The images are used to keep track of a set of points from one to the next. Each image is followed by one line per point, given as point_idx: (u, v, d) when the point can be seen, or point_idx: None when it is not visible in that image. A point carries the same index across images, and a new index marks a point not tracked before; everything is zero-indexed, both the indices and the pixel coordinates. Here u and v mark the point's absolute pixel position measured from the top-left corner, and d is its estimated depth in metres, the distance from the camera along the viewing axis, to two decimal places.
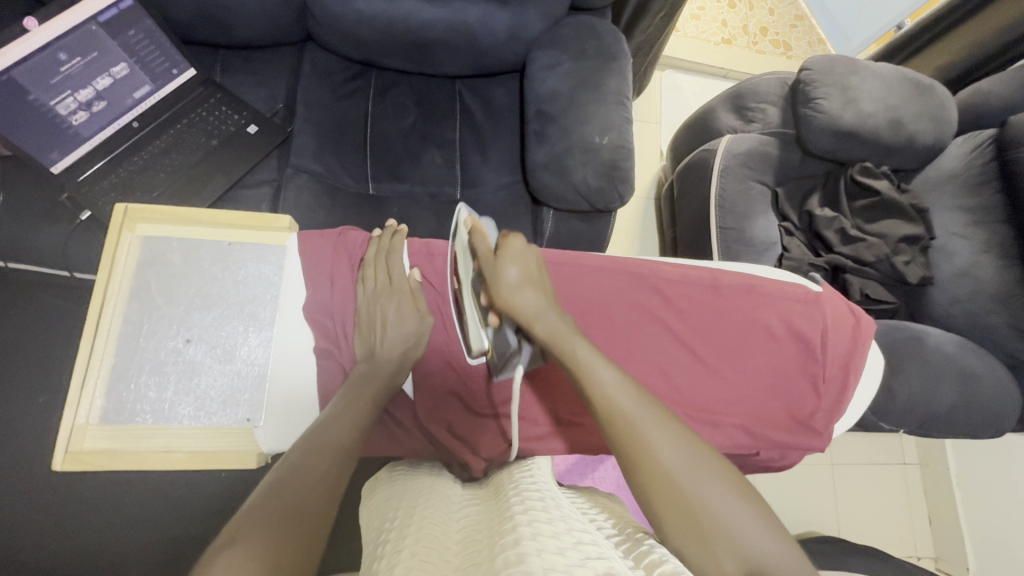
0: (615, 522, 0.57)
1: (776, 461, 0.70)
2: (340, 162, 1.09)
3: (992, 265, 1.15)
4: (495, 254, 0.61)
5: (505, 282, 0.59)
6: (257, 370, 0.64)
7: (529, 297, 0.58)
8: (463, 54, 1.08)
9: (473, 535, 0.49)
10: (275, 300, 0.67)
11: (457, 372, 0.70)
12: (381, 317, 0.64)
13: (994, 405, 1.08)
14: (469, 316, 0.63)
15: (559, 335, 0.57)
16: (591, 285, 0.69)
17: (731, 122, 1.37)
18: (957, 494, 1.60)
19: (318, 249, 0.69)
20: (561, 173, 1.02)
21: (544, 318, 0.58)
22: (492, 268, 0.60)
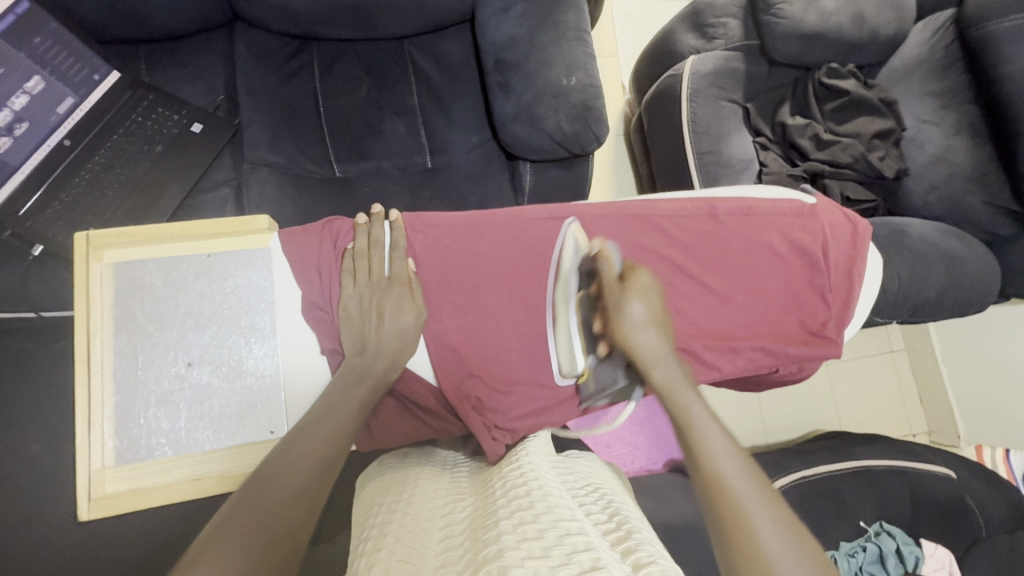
0: (605, 505, 0.61)
1: (796, 374, 0.71)
2: (299, 148, 1.03)
3: (965, 147, 1.18)
4: (620, 284, 0.57)
5: (626, 319, 0.56)
6: (269, 381, 0.62)
7: (649, 339, 0.56)
8: (408, 11, 1.01)
9: (454, 536, 0.53)
10: (271, 307, 0.63)
11: (461, 355, 0.62)
12: (376, 307, 0.58)
13: (978, 282, 1.13)
14: (568, 327, 0.62)
15: (675, 386, 0.55)
16: (595, 235, 0.66)
17: (692, 42, 1.32)
18: (944, 369, 1.70)
19: (303, 245, 0.63)
20: (533, 122, 0.98)
21: (662, 364, 0.55)
22: (617, 299, 0.56)
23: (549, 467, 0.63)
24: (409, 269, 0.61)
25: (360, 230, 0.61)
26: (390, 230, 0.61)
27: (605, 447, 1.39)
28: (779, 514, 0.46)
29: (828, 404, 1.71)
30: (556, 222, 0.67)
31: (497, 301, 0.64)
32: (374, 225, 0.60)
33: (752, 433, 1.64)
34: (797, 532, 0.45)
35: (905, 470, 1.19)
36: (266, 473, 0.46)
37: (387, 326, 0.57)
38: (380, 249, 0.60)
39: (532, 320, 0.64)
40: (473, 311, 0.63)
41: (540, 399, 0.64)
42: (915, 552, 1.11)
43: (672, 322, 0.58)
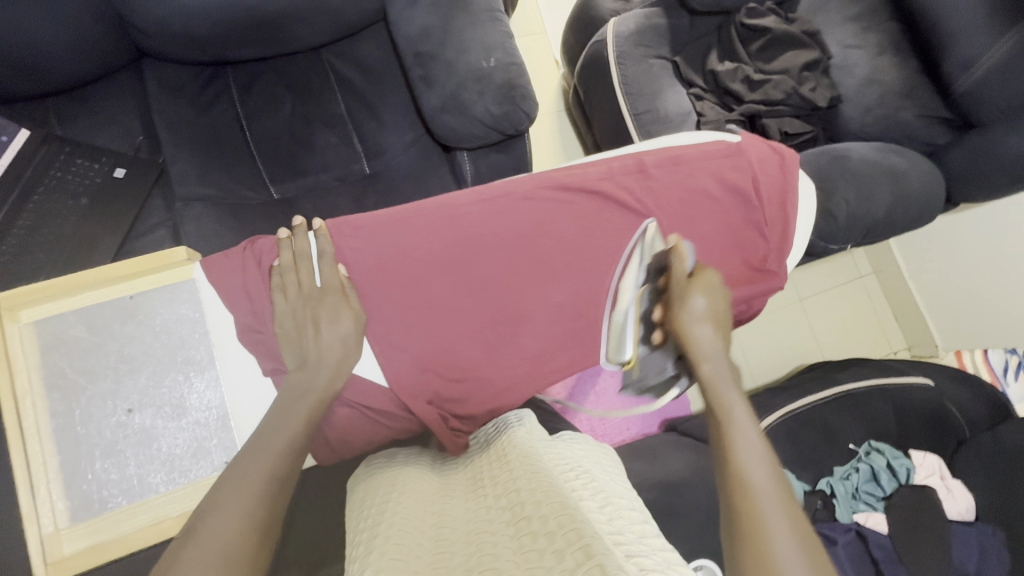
0: (589, 483, 0.63)
1: (747, 312, 0.72)
2: (230, 176, 1.01)
3: (891, 65, 1.22)
4: (687, 279, 0.61)
5: (689, 310, 0.59)
6: (215, 412, 0.63)
7: (707, 333, 0.58)
8: (317, 21, 1.00)
9: (445, 532, 0.55)
10: (204, 339, 0.64)
11: (409, 351, 0.60)
12: (312, 311, 0.57)
13: (924, 194, 1.15)
14: (623, 319, 0.64)
15: (722, 384, 0.57)
16: (528, 209, 0.65)
17: (612, 4, 1.34)
18: (912, 284, 1.74)
19: (226, 270, 0.62)
20: (461, 110, 0.97)
21: (715, 359, 0.58)
22: (682, 290, 0.60)
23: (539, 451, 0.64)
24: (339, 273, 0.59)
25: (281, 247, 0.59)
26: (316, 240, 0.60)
27: (598, 419, 1.43)
28: (795, 530, 0.47)
29: (808, 339, 1.74)
30: (483, 202, 0.64)
31: (438, 294, 0.61)
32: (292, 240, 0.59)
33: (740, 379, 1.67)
34: (810, 550, 0.45)
35: (884, 388, 1.22)
36: (222, 494, 0.47)
37: (325, 329, 0.56)
38: (309, 260, 0.59)
39: (477, 308, 0.62)
40: (416, 308, 0.60)
41: (496, 381, 0.62)
42: (906, 463, 1.13)
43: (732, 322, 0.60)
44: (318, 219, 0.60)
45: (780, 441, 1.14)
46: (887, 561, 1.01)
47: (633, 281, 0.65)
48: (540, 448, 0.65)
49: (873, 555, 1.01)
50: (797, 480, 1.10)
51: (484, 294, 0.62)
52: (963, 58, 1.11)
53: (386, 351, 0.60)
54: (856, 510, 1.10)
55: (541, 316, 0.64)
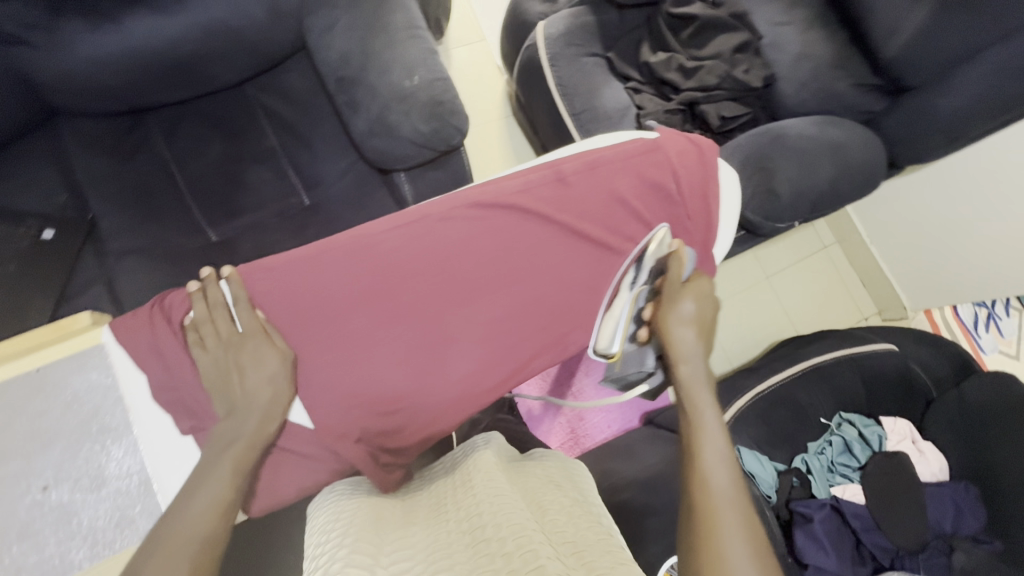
0: (551, 502, 0.63)
1: None
2: (163, 225, 0.99)
3: (817, 40, 1.22)
4: (681, 284, 0.68)
5: (678, 312, 0.66)
6: (136, 479, 0.62)
7: (690, 336, 0.65)
8: (236, 59, 1.02)
9: (407, 562, 0.52)
10: (121, 404, 0.63)
11: (335, 389, 0.60)
12: (234, 357, 0.57)
13: (865, 162, 1.15)
14: (618, 311, 0.67)
15: (698, 385, 0.63)
16: (444, 232, 0.64)
17: (539, 7, 1.33)
18: (873, 249, 1.76)
19: (133, 329, 0.63)
20: (390, 132, 0.97)
21: (694, 363, 0.65)
22: (676, 293, 0.67)
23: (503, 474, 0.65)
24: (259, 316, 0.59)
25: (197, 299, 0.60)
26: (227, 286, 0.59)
27: (578, 419, 1.42)
28: (748, 532, 0.51)
29: (780, 314, 1.75)
30: (396, 232, 0.63)
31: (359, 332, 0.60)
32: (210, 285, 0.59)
33: (715, 363, 1.68)
34: (761, 548, 0.50)
35: (851, 356, 1.21)
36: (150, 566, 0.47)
37: (247, 374, 0.57)
38: (225, 309, 0.59)
39: (401, 341, 0.62)
40: (339, 347, 0.60)
41: (429, 405, 0.62)
42: (877, 430, 1.14)
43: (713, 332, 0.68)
44: (230, 266, 0.60)
45: (751, 424, 1.14)
46: (865, 529, 1.03)
47: (632, 276, 0.69)
48: (500, 470, 0.66)
49: (851, 525, 1.03)
50: (769, 459, 1.11)
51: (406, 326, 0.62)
52: (888, 25, 1.11)
53: (314, 395, 0.60)
54: (832, 483, 1.11)
55: (468, 336, 0.64)
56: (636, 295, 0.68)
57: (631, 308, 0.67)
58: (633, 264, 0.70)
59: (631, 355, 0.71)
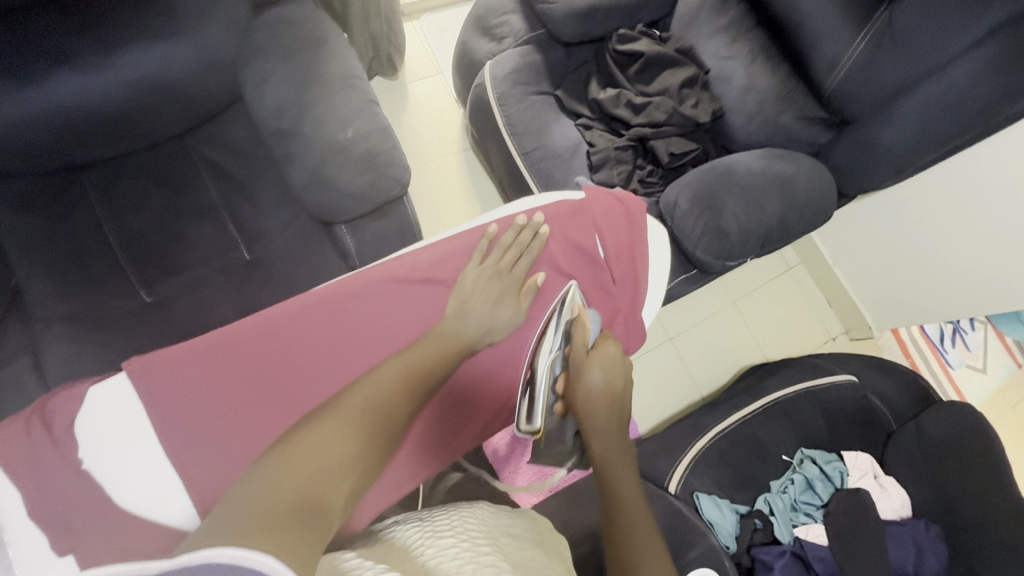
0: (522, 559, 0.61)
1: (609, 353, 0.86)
2: (93, 289, 0.95)
3: (765, 72, 1.22)
4: (586, 352, 0.75)
5: (586, 384, 0.73)
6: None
7: (599, 407, 0.73)
8: (169, 112, 0.98)
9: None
10: None
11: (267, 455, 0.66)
12: (464, 306, 0.73)
13: (813, 194, 1.15)
14: (539, 388, 0.78)
15: (611, 457, 0.74)
16: (368, 305, 0.72)
17: (487, 47, 1.31)
18: (838, 271, 1.75)
19: (13, 442, 0.61)
20: (326, 185, 0.94)
21: (604, 435, 0.74)
22: (582, 364, 0.74)
23: (476, 529, 0.64)
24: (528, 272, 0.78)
25: (518, 229, 0.78)
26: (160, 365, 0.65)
27: None
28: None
29: (748, 339, 1.73)
30: (307, 311, 0.71)
31: (269, 414, 0.67)
32: (533, 224, 0.79)
33: (686, 392, 1.65)
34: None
35: (810, 390, 1.20)
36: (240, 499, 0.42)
37: (455, 323, 0.72)
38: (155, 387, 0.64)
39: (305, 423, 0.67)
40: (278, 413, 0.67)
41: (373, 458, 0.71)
42: (839, 466, 1.13)
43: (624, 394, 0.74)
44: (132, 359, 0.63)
45: (713, 465, 1.12)
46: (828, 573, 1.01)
47: (548, 347, 0.78)
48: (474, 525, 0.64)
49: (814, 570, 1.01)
50: (729, 503, 1.09)
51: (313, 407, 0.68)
52: (828, 57, 1.12)
53: (215, 475, 0.64)
54: (796, 523, 1.09)
55: None
56: (552, 366, 0.78)
57: (548, 382, 0.77)
58: (552, 331, 0.79)
59: (553, 421, 0.82)
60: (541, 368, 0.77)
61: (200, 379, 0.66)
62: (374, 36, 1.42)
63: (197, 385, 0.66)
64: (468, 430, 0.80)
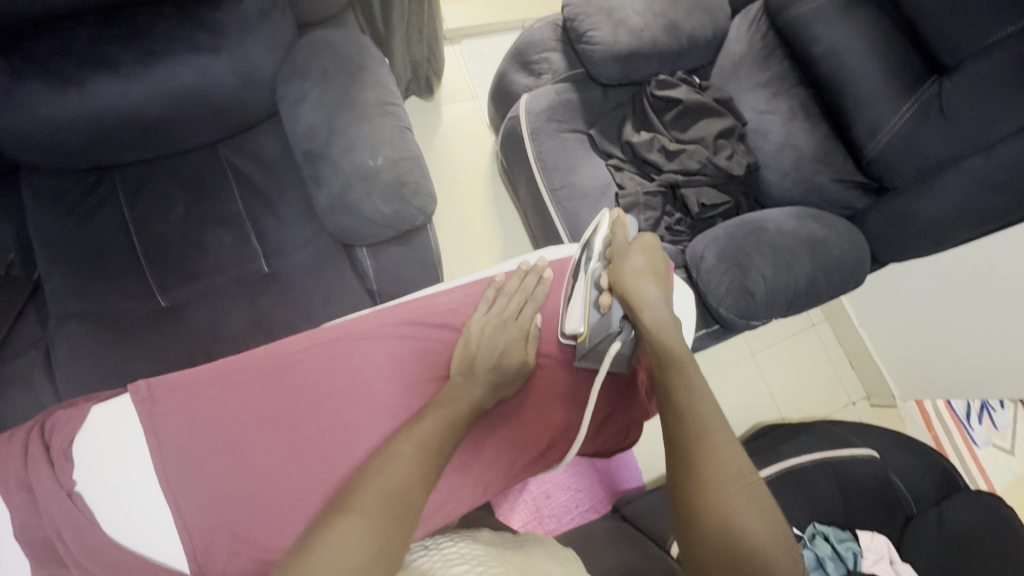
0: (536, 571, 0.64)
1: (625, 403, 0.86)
2: (112, 289, 0.96)
3: (803, 130, 1.19)
4: (627, 245, 0.79)
5: (631, 265, 0.75)
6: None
7: (646, 284, 0.74)
8: (205, 122, 0.99)
9: None
10: None
11: (261, 495, 0.64)
12: (470, 362, 0.71)
13: (846, 259, 1.11)
14: (578, 290, 0.78)
15: (663, 327, 0.71)
16: (377, 347, 0.72)
17: (524, 81, 1.31)
18: (863, 333, 1.69)
19: (3, 460, 0.59)
20: (350, 210, 0.94)
21: (656, 309, 0.72)
22: (625, 254, 0.77)
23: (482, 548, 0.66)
24: (534, 318, 0.77)
25: (523, 274, 0.78)
26: (160, 394, 0.63)
27: (544, 498, 1.33)
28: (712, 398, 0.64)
29: (764, 394, 1.67)
30: (318, 349, 0.70)
31: (266, 453, 0.65)
32: (538, 269, 0.79)
33: None
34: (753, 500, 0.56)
35: (827, 462, 1.15)
36: None
37: (460, 382, 0.70)
38: (152, 414, 0.62)
39: (302, 466, 0.65)
40: (274, 451, 0.65)
41: None
42: (852, 546, 1.06)
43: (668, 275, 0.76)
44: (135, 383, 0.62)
45: None
46: None
47: (587, 256, 0.80)
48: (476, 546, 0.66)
49: None
50: None
51: (311, 449, 0.66)
52: (870, 123, 1.09)
53: (206, 513, 0.61)
54: None
55: None
56: (592, 268, 0.79)
57: (590, 279, 0.78)
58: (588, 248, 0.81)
59: (598, 325, 0.78)
60: (583, 268, 0.79)
61: (198, 410, 0.64)
62: (414, 60, 1.44)
63: (195, 415, 0.64)
64: (472, 490, 0.76)
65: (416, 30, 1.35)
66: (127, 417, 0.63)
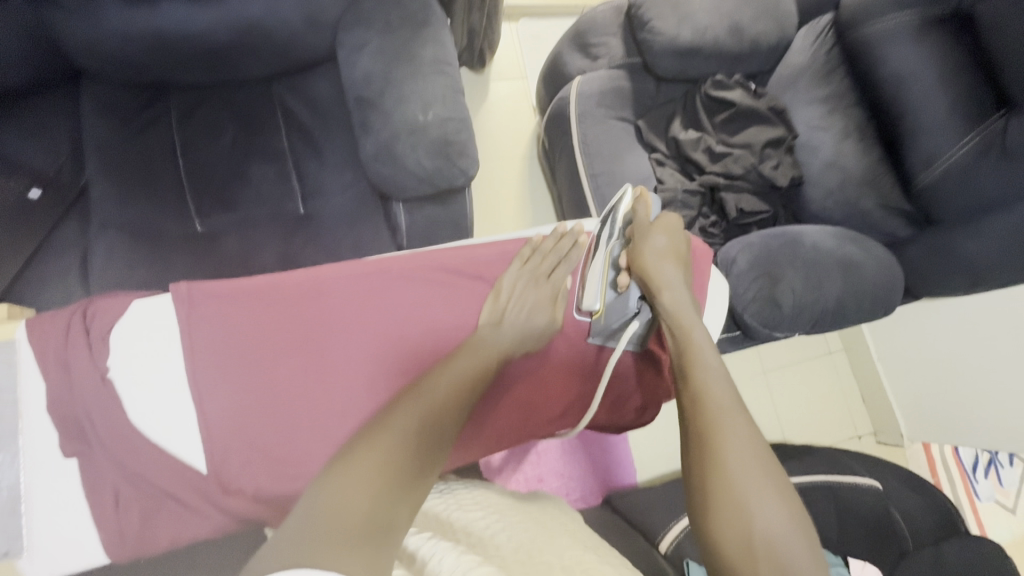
0: (547, 523, 0.69)
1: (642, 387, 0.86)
2: (154, 206, 0.98)
3: (855, 150, 1.18)
4: (648, 225, 0.77)
5: (652, 248, 0.74)
6: (4, 493, 0.58)
7: (669, 267, 0.73)
8: (265, 56, 1.01)
9: (487, 534, 0.60)
10: (13, 406, 0.59)
11: (284, 412, 0.66)
12: (500, 313, 0.73)
13: (880, 285, 1.09)
14: (595, 268, 0.76)
15: (681, 308, 0.71)
16: (409, 291, 0.73)
17: (580, 63, 1.30)
18: (880, 368, 1.66)
19: (47, 334, 0.60)
20: (394, 161, 0.95)
21: (676, 291, 0.72)
22: (647, 236, 0.76)
23: (499, 502, 0.72)
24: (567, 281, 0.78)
25: (559, 235, 0.79)
26: (196, 302, 0.65)
27: (536, 481, 1.33)
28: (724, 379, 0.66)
29: (770, 414, 1.65)
30: (353, 283, 0.71)
31: (294, 374, 0.66)
32: (574, 232, 0.80)
33: None
34: (770, 480, 0.57)
35: (829, 485, 1.14)
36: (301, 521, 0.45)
37: (489, 333, 0.71)
38: (190, 318, 0.64)
39: (325, 392, 0.67)
40: (301, 373, 0.67)
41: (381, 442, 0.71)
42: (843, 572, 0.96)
43: (687, 257, 0.76)
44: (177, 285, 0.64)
45: None
46: None
47: (605, 236, 0.78)
48: (495, 499, 0.73)
49: None
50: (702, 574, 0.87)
51: (335, 377, 0.68)
52: (925, 152, 1.07)
53: (231, 420, 0.63)
54: None
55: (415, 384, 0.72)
56: (610, 246, 0.77)
57: (609, 258, 0.76)
58: (607, 223, 0.79)
59: (613, 305, 0.78)
60: (603, 245, 0.77)
61: (234, 323, 0.66)
62: (472, 28, 1.43)
63: (231, 326, 0.66)
64: (478, 442, 0.77)
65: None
66: (166, 317, 0.65)
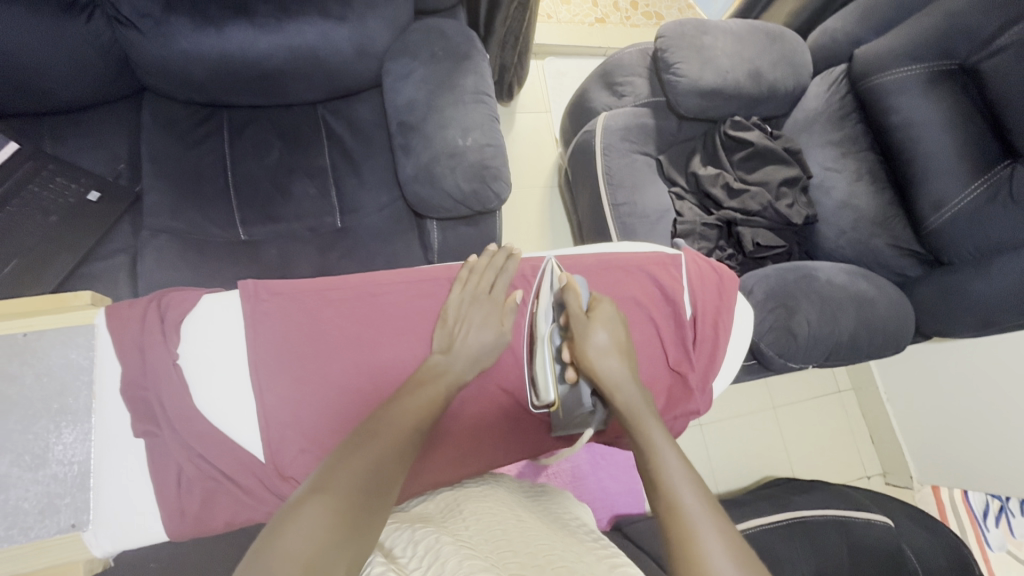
0: (555, 525, 0.71)
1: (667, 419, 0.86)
2: (203, 214, 1.03)
3: (867, 193, 1.23)
4: (585, 315, 0.73)
5: (593, 344, 0.70)
6: (76, 468, 0.62)
7: (613, 362, 0.69)
8: (316, 81, 1.07)
9: (493, 533, 0.61)
10: (89, 386, 0.65)
11: (333, 408, 0.69)
12: (449, 338, 0.71)
13: (891, 321, 1.13)
14: (542, 361, 0.74)
15: (636, 410, 0.65)
16: None
17: (605, 99, 1.37)
18: (890, 409, 1.67)
19: (125, 319, 0.67)
20: (432, 182, 1.00)
21: (625, 390, 0.67)
22: (584, 330, 0.71)
23: (507, 499, 0.74)
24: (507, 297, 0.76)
25: (491, 253, 0.79)
26: (262, 299, 0.71)
27: None
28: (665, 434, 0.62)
29: (779, 450, 1.65)
30: (407, 288, 0.76)
31: (343, 372, 0.70)
32: (505, 249, 0.80)
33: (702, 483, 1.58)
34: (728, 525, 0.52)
35: (839, 519, 1.15)
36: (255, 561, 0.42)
37: (440, 360, 0.68)
38: (255, 312, 0.69)
39: (374, 389, 0.70)
40: (350, 370, 0.70)
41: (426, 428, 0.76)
42: None
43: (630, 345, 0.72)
44: (245, 280, 0.71)
45: None
46: None
47: (545, 322, 0.76)
48: (503, 495, 0.75)
49: None
50: None
51: (383, 374, 0.71)
52: (937, 196, 1.11)
53: (284, 411, 0.67)
54: None
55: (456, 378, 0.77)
56: (552, 338, 0.75)
57: (551, 352, 0.75)
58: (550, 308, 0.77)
59: (567, 398, 0.75)
60: (543, 336, 0.75)
61: (295, 318, 0.71)
62: (503, 64, 1.52)
63: (291, 320, 0.70)
64: (512, 444, 0.82)
65: (512, 37, 1.43)
66: (232, 310, 0.70)
